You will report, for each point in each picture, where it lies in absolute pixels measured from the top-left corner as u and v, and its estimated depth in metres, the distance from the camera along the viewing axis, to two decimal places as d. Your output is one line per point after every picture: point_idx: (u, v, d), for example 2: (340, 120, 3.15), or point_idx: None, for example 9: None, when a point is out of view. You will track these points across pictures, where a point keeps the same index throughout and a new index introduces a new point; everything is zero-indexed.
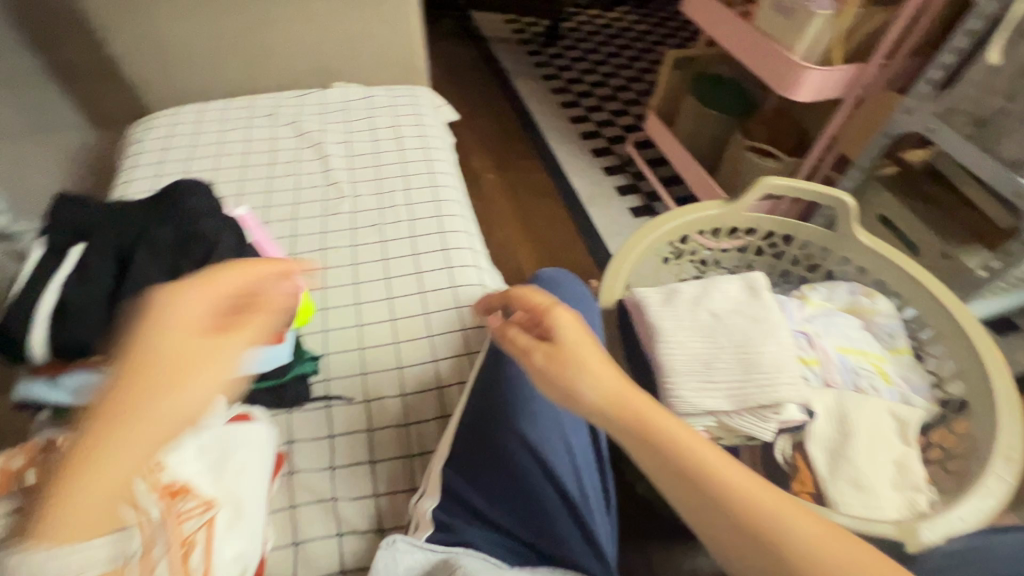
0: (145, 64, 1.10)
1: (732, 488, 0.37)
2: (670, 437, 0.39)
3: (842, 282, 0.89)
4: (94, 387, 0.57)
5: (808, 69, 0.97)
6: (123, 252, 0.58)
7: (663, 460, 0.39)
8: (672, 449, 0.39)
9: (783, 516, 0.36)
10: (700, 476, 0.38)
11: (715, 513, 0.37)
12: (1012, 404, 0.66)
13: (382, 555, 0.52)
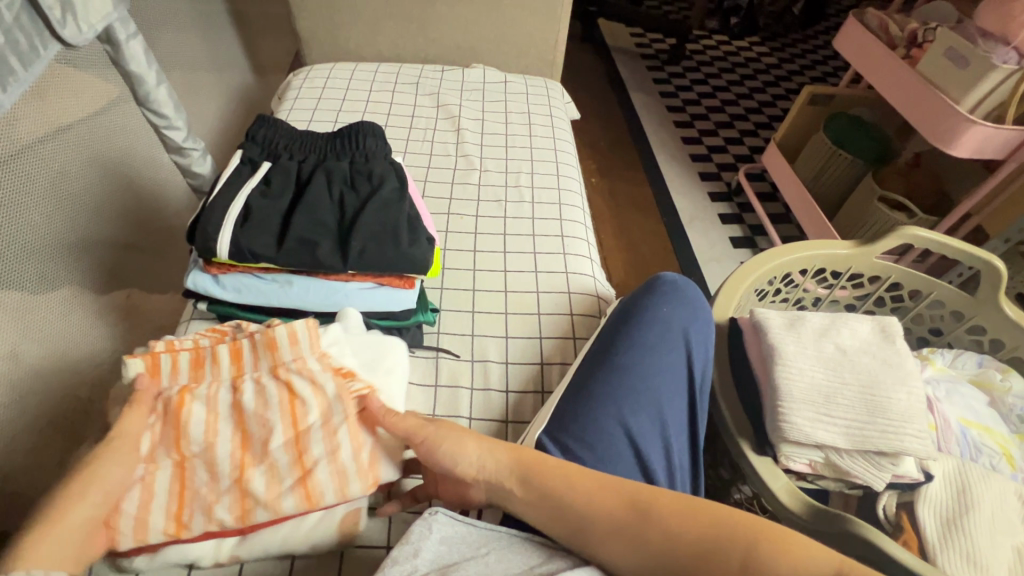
0: (312, 20, 1.20)
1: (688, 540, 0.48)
2: (548, 476, 0.52)
3: (970, 352, 0.83)
4: (253, 291, 0.63)
5: (972, 123, 0.91)
6: (303, 176, 0.66)
7: (557, 505, 0.51)
8: (552, 489, 0.52)
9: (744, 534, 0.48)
10: (665, 540, 0.48)
11: (620, 532, 0.49)
12: None
13: (420, 525, 0.49)
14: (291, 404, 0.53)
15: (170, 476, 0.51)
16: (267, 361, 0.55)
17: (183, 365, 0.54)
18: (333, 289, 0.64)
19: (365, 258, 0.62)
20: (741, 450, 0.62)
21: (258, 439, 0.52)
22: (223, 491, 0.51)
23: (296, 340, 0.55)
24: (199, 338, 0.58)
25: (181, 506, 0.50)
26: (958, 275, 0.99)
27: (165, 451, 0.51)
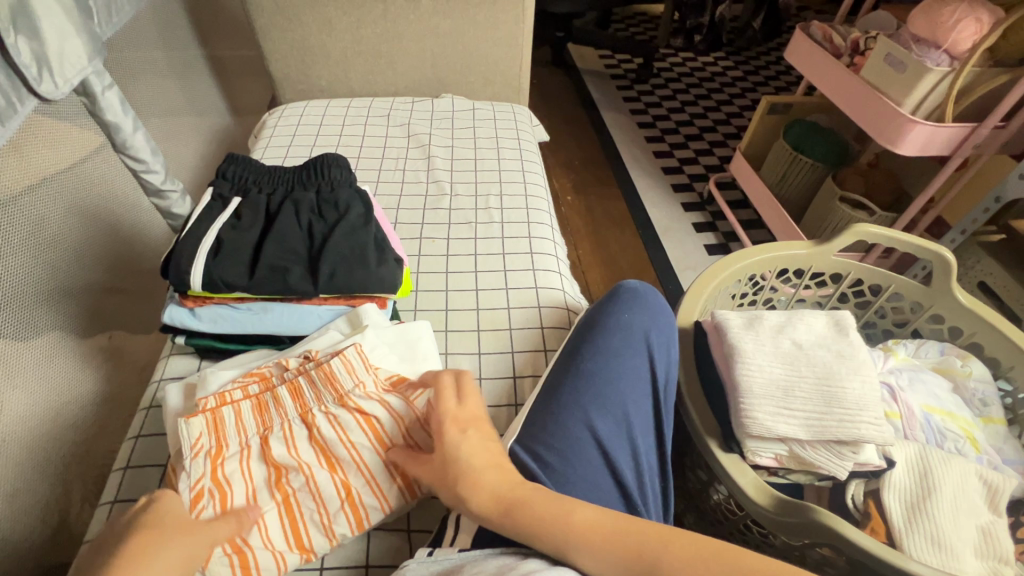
0: (286, 63, 1.25)
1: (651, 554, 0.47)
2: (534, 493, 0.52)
3: (931, 340, 0.86)
4: (228, 322, 0.65)
5: (915, 123, 0.96)
6: (272, 209, 0.69)
7: (548, 522, 0.49)
8: (541, 508, 0.50)
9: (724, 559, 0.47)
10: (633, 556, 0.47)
11: (614, 554, 0.47)
12: None
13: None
14: (366, 423, 0.58)
15: (276, 516, 0.54)
16: (330, 392, 0.58)
17: (248, 414, 0.57)
18: (307, 314, 0.67)
19: (335, 283, 0.64)
20: (708, 448, 0.64)
21: (347, 459, 0.56)
22: (333, 511, 0.55)
23: (352, 367, 0.59)
24: (247, 385, 0.59)
25: (298, 538, 0.53)
26: (919, 269, 1.02)
27: (264, 497, 0.54)
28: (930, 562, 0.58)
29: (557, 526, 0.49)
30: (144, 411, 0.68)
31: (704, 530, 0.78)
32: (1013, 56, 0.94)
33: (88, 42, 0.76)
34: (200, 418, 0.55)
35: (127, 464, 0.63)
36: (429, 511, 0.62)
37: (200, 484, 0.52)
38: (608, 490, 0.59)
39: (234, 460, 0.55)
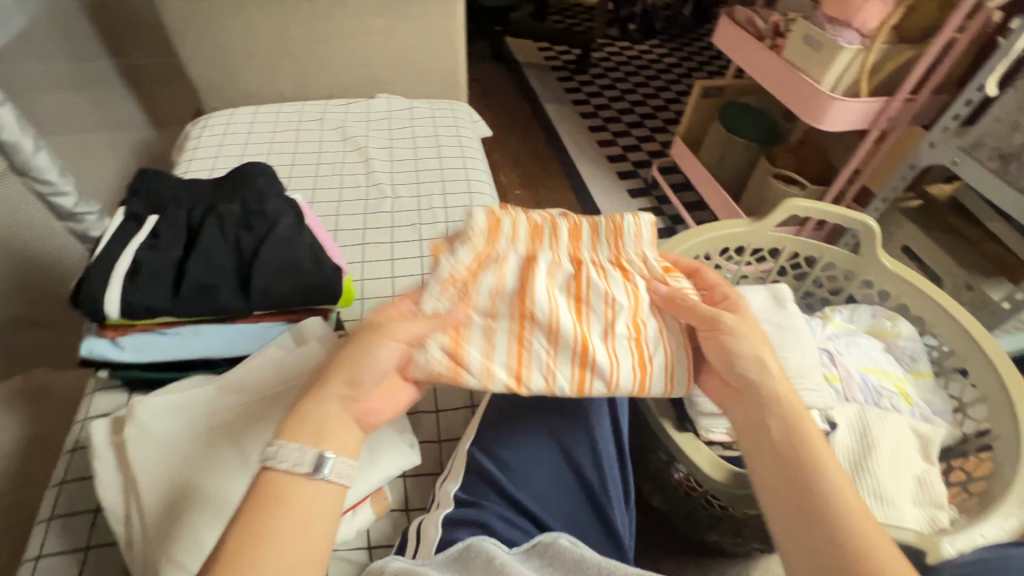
0: (205, 69, 1.18)
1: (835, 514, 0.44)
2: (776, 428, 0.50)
3: (864, 304, 0.90)
4: (154, 350, 0.61)
5: (834, 99, 1.01)
6: (194, 225, 0.65)
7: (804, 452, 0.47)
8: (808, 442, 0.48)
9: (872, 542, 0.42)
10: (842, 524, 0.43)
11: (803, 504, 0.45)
12: None
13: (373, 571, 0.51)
14: (606, 297, 0.59)
15: (509, 334, 0.57)
16: (610, 247, 0.63)
17: (535, 236, 0.62)
18: (241, 334, 0.63)
19: (268, 298, 0.61)
20: (664, 430, 0.65)
21: (600, 308, 0.59)
22: (562, 350, 0.56)
23: (637, 233, 0.62)
24: (527, 221, 0.62)
25: (519, 355, 0.56)
26: (850, 238, 1.07)
27: (506, 308, 0.58)
28: (874, 516, 0.61)
29: (816, 456, 0.47)
30: (68, 455, 0.63)
31: (669, 508, 0.80)
32: (916, 33, 1.00)
33: None
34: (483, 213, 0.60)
35: (52, 515, 0.58)
36: (390, 524, 0.61)
37: (458, 272, 0.57)
38: (568, 481, 0.58)
39: (494, 267, 0.59)
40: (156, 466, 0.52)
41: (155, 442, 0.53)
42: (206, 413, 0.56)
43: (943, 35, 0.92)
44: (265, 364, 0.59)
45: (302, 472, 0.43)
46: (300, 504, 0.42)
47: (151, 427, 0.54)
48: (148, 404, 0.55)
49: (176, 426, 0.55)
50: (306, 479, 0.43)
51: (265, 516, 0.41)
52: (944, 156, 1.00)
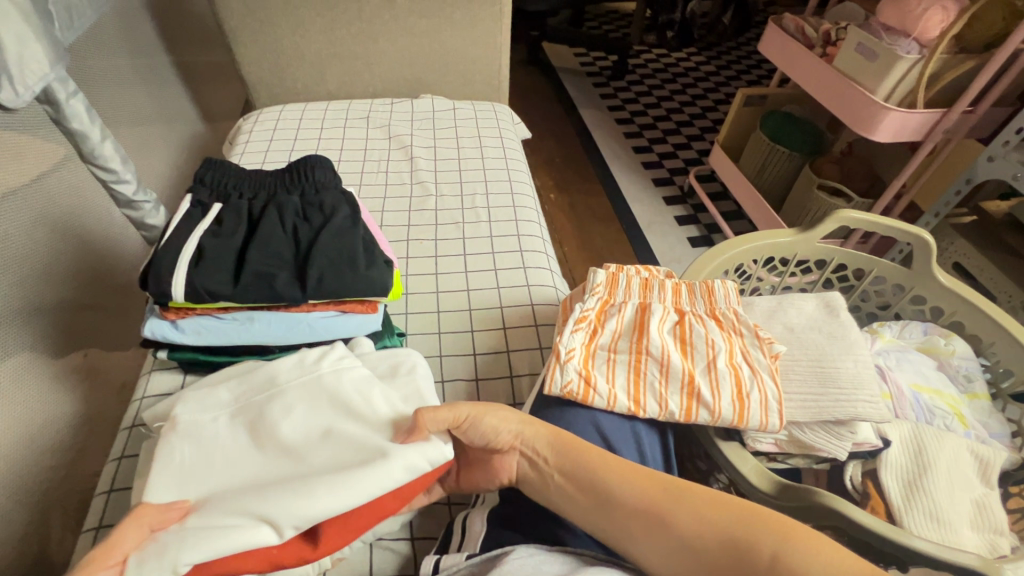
0: (259, 67, 1.22)
1: (640, 483, 0.51)
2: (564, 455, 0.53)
3: (915, 321, 0.88)
4: (213, 333, 0.63)
5: (888, 109, 0.99)
6: (254, 214, 0.67)
7: (638, 521, 0.49)
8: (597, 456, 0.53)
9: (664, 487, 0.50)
10: (646, 486, 0.50)
11: (617, 480, 0.51)
12: None
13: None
14: (707, 344, 0.64)
15: (624, 367, 0.63)
16: (704, 303, 0.70)
17: (642, 288, 0.71)
18: (295, 322, 0.64)
19: (323, 289, 0.62)
20: (712, 439, 0.63)
21: (703, 352, 0.64)
22: (671, 387, 0.61)
23: (728, 293, 0.70)
24: (642, 272, 0.74)
25: (635, 392, 0.61)
26: (899, 252, 1.04)
27: (623, 343, 0.65)
28: (931, 538, 0.59)
29: (585, 461, 0.53)
30: (127, 431, 0.65)
31: None
32: (979, 43, 0.96)
33: (50, 45, 0.67)
34: (601, 271, 0.72)
35: (110, 489, 0.60)
36: (433, 517, 0.62)
37: (584, 314, 0.67)
38: None
39: (614, 312, 0.68)
40: (172, 454, 0.51)
41: (177, 432, 0.52)
42: (230, 410, 0.55)
43: (1007, 45, 0.89)
44: (290, 358, 0.58)
45: None
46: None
47: (176, 422, 0.53)
48: (184, 404, 0.55)
49: (199, 420, 0.54)
50: None
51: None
52: (1004, 171, 0.97)
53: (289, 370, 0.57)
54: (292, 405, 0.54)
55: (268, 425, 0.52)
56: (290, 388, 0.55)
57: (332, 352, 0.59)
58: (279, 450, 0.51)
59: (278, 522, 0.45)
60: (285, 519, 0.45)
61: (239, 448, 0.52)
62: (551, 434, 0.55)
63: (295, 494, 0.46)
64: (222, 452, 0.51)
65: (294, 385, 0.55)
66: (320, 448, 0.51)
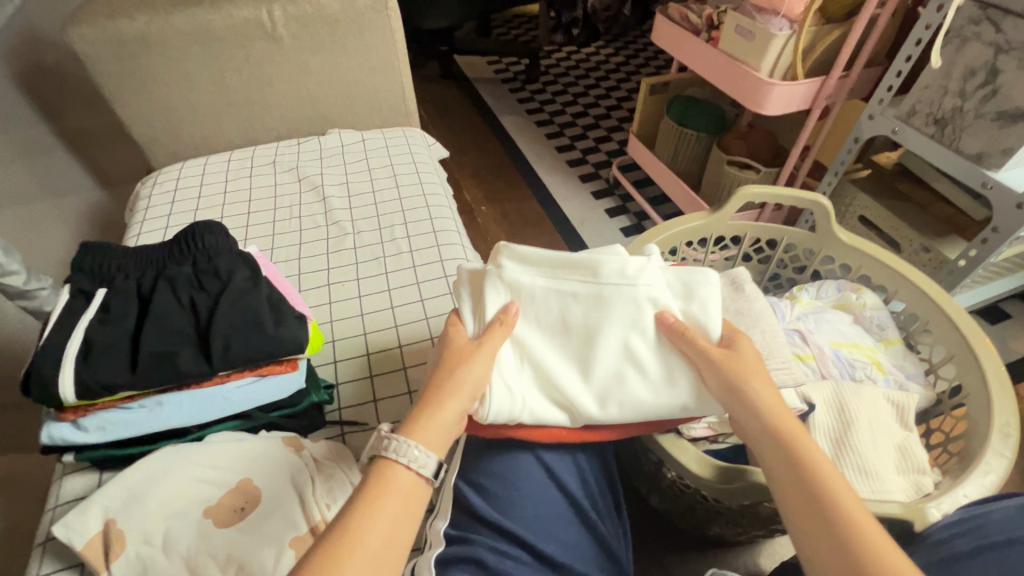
0: (149, 126, 1.16)
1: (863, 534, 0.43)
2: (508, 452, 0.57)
3: (829, 280, 0.92)
4: (119, 427, 0.59)
5: (772, 84, 1.04)
6: (144, 293, 0.63)
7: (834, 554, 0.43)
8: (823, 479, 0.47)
9: (867, 538, 0.42)
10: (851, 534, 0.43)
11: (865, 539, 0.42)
12: (1003, 399, 0.67)
13: None
14: None
15: None
16: None
17: None
18: (208, 397, 0.62)
19: (230, 359, 0.60)
20: (648, 436, 0.64)
21: None
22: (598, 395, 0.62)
23: None
24: None
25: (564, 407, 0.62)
26: (807, 217, 1.09)
27: None
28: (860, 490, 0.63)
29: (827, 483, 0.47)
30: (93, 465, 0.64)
31: (668, 505, 0.81)
32: (841, 12, 1.03)
33: None
34: None
35: None
36: None
37: None
38: (556, 503, 0.59)
39: None
40: (497, 305, 0.61)
41: (505, 295, 0.61)
42: (543, 280, 0.61)
43: (865, 12, 0.96)
44: (615, 260, 0.60)
45: (418, 470, 0.49)
46: (408, 494, 0.47)
47: (505, 272, 0.61)
48: (510, 255, 0.62)
49: (523, 280, 0.61)
50: (417, 480, 0.49)
51: (382, 505, 0.46)
52: (884, 126, 1.03)
53: (610, 270, 0.60)
54: (607, 307, 0.60)
55: (580, 314, 0.61)
56: (608, 290, 0.60)
57: (647, 266, 0.61)
58: (583, 334, 0.61)
59: (574, 410, 0.60)
60: (581, 416, 0.60)
61: (549, 328, 0.61)
62: (777, 422, 0.52)
63: (594, 401, 0.60)
64: (529, 324, 0.61)
65: (613, 292, 0.60)
66: (656, 357, 0.60)
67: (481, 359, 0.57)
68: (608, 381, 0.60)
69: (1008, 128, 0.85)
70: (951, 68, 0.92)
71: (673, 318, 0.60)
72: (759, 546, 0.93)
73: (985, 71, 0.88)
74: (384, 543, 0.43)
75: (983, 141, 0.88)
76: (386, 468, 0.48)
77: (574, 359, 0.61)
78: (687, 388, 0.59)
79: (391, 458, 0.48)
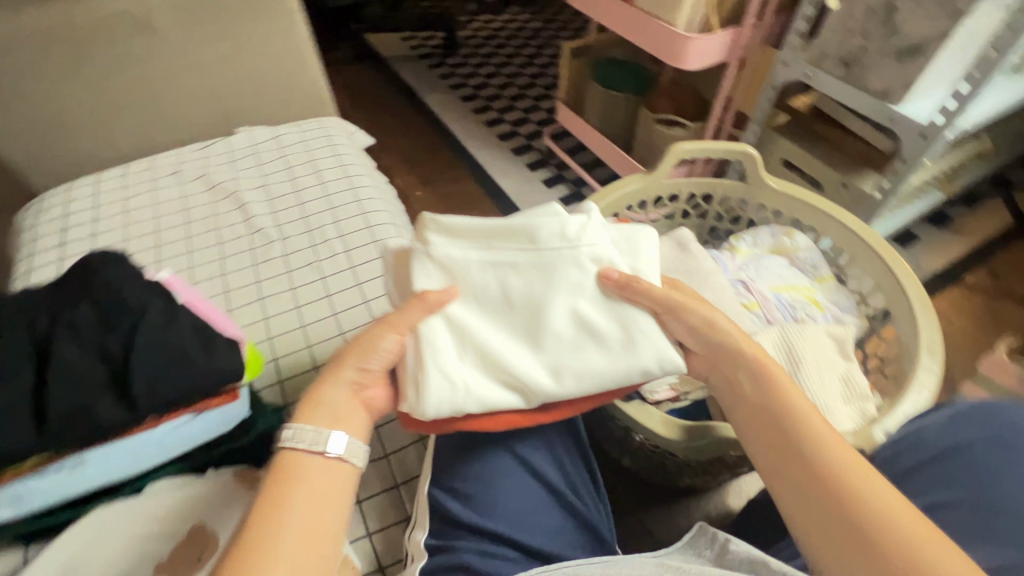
0: (18, 146, 1.01)
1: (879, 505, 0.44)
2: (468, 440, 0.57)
3: (763, 227, 0.94)
4: (37, 496, 0.52)
5: (689, 38, 1.04)
6: (41, 342, 0.55)
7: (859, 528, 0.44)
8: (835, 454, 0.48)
9: (894, 510, 0.44)
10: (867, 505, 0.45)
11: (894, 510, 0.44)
12: (929, 318, 0.72)
13: None
14: None
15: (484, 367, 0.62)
16: None
17: None
18: (140, 445, 0.55)
19: (159, 401, 0.54)
20: (614, 407, 0.64)
21: None
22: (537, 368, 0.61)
23: None
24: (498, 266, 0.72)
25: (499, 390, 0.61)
26: (735, 168, 1.12)
27: None
28: None
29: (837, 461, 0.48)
30: None
31: (639, 466, 0.83)
32: None
33: None
34: None
35: None
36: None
37: None
38: (536, 493, 0.58)
39: None
40: (429, 289, 0.58)
41: (438, 276, 0.58)
42: (480, 255, 0.58)
43: None
44: (552, 220, 0.59)
45: (322, 453, 0.49)
46: (317, 480, 0.48)
47: (435, 253, 0.59)
48: (439, 233, 0.59)
49: (456, 258, 0.58)
50: (328, 462, 0.49)
51: (290, 498, 0.46)
52: (797, 71, 1.06)
53: (548, 235, 0.58)
54: (550, 274, 0.58)
55: (522, 285, 0.58)
56: (549, 254, 0.58)
57: (589, 223, 0.59)
58: (527, 305, 0.58)
59: (526, 388, 0.57)
60: (535, 395, 0.57)
61: (489, 304, 0.58)
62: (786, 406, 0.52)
63: (547, 374, 0.58)
64: (467, 304, 0.58)
65: (555, 255, 0.58)
66: (609, 319, 0.58)
67: (381, 331, 0.55)
68: (560, 349, 0.58)
69: (909, 63, 0.90)
70: (853, 9, 0.95)
71: (617, 273, 0.59)
72: (726, 487, 0.98)
73: (883, 10, 0.91)
74: (298, 535, 0.44)
75: (887, 78, 0.93)
76: (288, 460, 0.48)
77: (522, 335, 0.58)
78: (649, 350, 0.57)
79: (294, 449, 0.48)
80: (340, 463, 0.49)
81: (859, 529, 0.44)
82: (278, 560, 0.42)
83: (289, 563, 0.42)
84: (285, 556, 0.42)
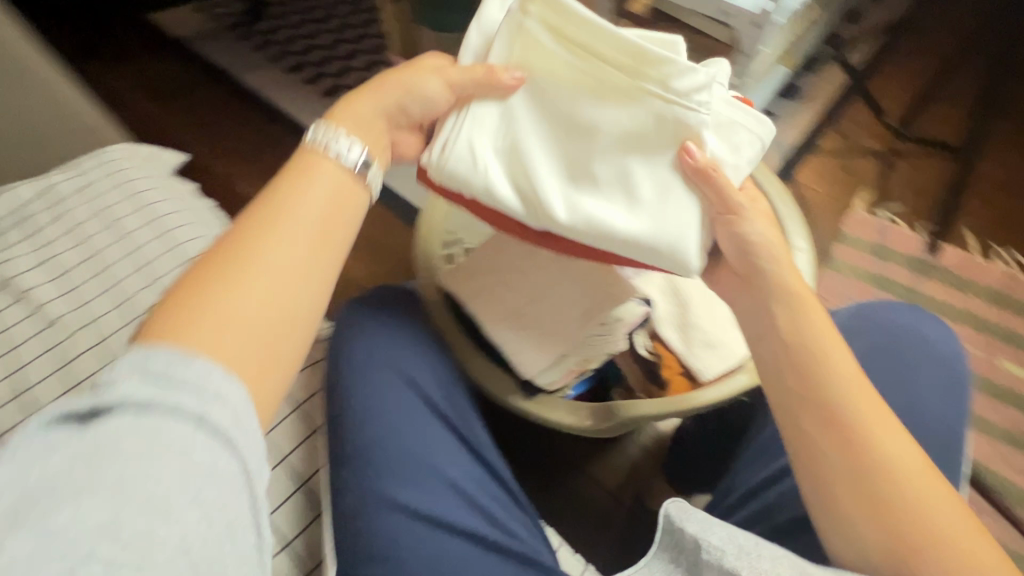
0: None
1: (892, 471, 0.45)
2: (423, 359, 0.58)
3: None
4: None
5: None
6: None
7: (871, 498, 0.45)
8: (858, 413, 0.48)
9: (914, 489, 0.44)
10: (891, 483, 0.45)
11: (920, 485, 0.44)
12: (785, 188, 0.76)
13: None
14: None
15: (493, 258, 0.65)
16: None
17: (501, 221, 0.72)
18: None
19: None
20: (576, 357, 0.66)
21: None
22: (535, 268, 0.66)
23: None
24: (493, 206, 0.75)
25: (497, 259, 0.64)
26: None
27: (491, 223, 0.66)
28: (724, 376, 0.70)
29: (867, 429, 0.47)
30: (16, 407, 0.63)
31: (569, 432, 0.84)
32: None
33: None
34: None
35: None
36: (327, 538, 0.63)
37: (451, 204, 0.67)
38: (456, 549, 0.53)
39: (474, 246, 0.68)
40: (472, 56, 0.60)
41: (509, 45, 0.58)
42: (544, 40, 0.57)
43: None
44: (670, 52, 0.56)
45: (340, 161, 0.50)
46: (334, 190, 0.49)
47: (530, 16, 0.56)
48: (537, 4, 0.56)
49: (539, 35, 0.56)
50: (348, 175, 0.50)
51: (303, 198, 0.47)
52: None
53: (667, 75, 0.53)
54: (606, 108, 0.56)
55: (564, 107, 0.58)
56: (625, 89, 0.55)
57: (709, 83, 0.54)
58: (569, 120, 0.58)
59: (529, 201, 0.58)
60: (541, 214, 0.58)
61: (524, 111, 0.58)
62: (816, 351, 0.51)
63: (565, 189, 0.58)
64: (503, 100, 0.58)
65: (631, 101, 0.55)
66: (653, 185, 0.56)
67: (429, 73, 0.57)
68: (585, 182, 0.58)
69: None
70: None
71: (698, 156, 0.55)
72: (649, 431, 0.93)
73: None
74: (292, 258, 0.44)
75: None
76: (311, 159, 0.50)
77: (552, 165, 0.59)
78: (677, 220, 0.56)
79: (316, 147, 0.50)
80: (354, 178, 0.51)
81: (876, 495, 0.45)
82: (251, 305, 0.42)
83: (247, 316, 0.41)
84: (251, 306, 0.41)
